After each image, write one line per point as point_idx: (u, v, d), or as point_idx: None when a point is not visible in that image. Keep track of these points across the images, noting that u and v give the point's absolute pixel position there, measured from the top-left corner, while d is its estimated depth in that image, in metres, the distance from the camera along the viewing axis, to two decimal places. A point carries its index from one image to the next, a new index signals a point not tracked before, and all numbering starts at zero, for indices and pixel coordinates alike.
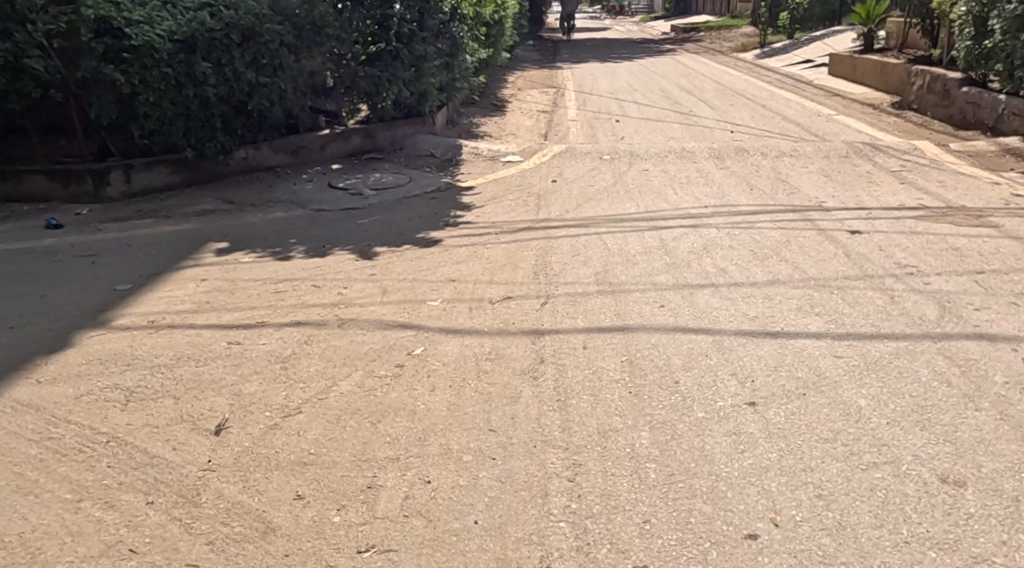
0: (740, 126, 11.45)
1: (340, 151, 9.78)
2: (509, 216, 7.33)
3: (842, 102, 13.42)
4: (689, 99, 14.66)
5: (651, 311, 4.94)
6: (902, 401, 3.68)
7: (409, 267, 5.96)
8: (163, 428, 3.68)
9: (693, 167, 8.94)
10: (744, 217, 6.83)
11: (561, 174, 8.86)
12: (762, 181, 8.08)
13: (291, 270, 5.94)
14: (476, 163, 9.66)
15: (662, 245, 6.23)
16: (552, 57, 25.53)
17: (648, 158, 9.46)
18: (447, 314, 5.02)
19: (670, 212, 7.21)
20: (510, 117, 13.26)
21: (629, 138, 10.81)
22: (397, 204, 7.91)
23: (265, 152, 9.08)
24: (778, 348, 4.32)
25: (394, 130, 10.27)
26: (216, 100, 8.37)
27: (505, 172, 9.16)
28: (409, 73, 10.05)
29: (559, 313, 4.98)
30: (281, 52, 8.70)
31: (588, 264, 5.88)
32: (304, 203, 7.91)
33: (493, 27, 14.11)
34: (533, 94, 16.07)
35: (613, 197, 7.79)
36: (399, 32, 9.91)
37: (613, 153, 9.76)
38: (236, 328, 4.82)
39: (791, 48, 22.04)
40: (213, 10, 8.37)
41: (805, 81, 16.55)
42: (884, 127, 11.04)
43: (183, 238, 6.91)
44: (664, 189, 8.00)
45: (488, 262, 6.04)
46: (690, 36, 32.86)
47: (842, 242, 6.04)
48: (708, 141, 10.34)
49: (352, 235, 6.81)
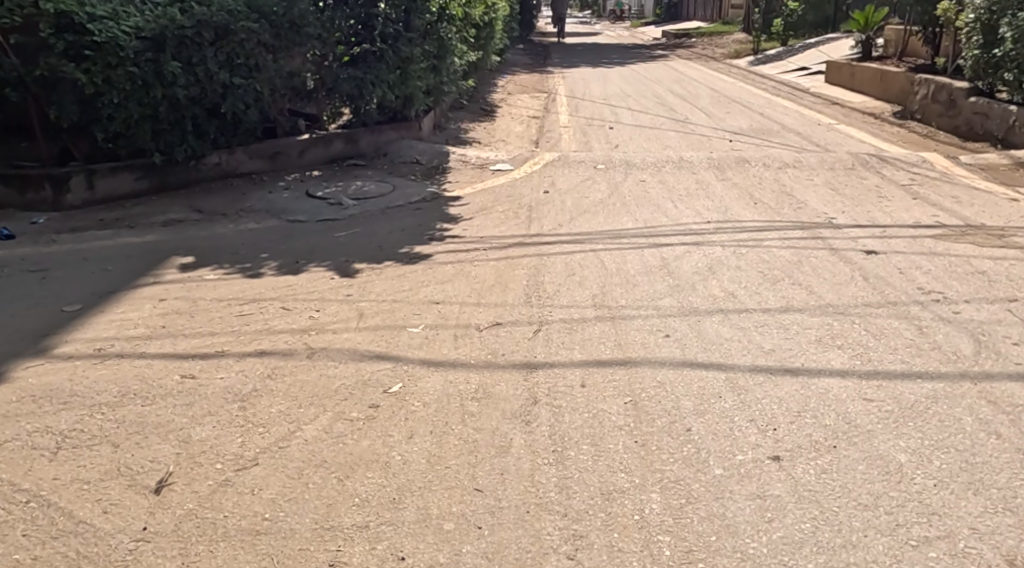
0: (739, 135, 11.02)
1: (320, 157, 9.27)
2: (498, 230, 6.86)
3: (842, 111, 13.03)
4: (684, 106, 14.24)
5: (655, 341, 4.47)
6: (949, 456, 3.22)
7: (389, 287, 5.47)
8: (95, 484, 3.18)
9: (691, 178, 8.49)
10: (751, 235, 6.39)
11: (554, 184, 8.39)
12: (767, 195, 7.63)
13: (259, 289, 5.43)
14: (464, 171, 9.17)
15: (664, 264, 5.76)
16: (543, 62, 25.08)
17: (645, 167, 9.01)
18: (430, 343, 4.52)
19: (670, 227, 6.75)
20: (499, 122, 12.79)
21: (623, 146, 10.36)
22: (379, 215, 7.40)
23: (240, 158, 8.56)
24: (800, 389, 3.85)
25: (378, 135, 9.77)
26: (186, 102, 7.84)
27: (495, 181, 8.68)
28: (394, 75, 9.56)
29: (553, 343, 4.50)
30: (258, 52, 8.18)
31: (584, 285, 5.41)
32: (280, 214, 7.40)
33: (483, 29, 13.64)
34: (523, 100, 15.62)
35: (608, 210, 7.32)
36: (384, 32, 9.42)
37: (609, 162, 9.30)
38: (191, 359, 4.30)
39: (786, 55, 21.70)
40: (184, 7, 7.86)
41: (802, 89, 16.17)
42: (888, 137, 10.63)
43: (145, 251, 6.38)
44: (663, 202, 7.54)
45: (475, 282, 5.55)
46: (682, 41, 32.49)
47: (858, 264, 5.59)
48: (707, 150, 9.90)
49: (328, 250, 6.30)
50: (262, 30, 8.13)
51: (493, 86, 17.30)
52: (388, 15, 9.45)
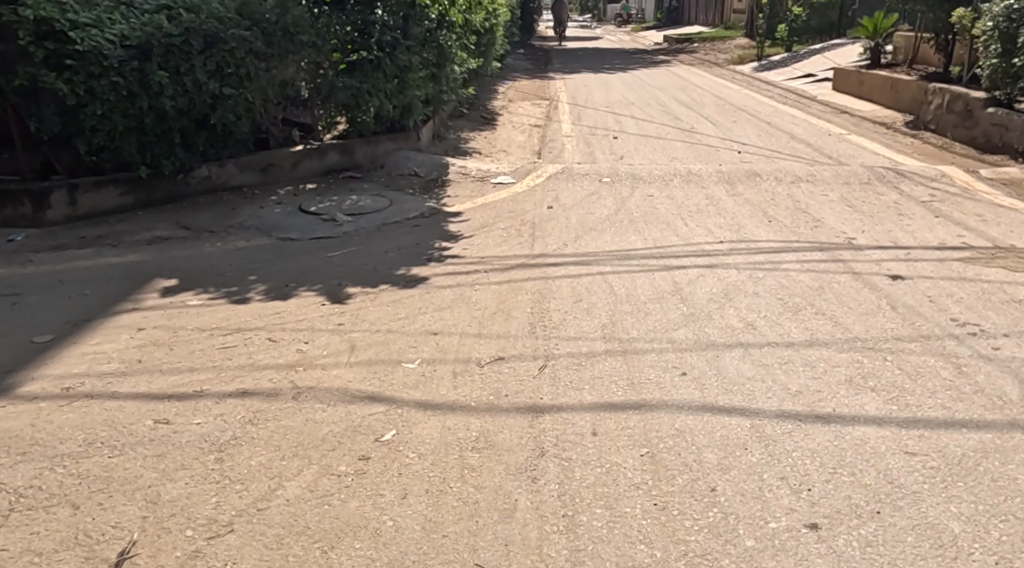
0: (747, 146, 10.67)
1: (314, 169, 8.93)
2: (500, 249, 6.52)
3: (852, 121, 12.70)
4: (689, 114, 13.90)
5: (671, 380, 4.12)
6: (1008, 527, 2.89)
7: (384, 315, 5.12)
8: (49, 556, 2.83)
9: (701, 193, 8.15)
10: (767, 257, 6.05)
11: (559, 199, 8.05)
12: (781, 212, 7.29)
13: (245, 317, 5.08)
14: (464, 184, 8.83)
15: (677, 290, 5.42)
16: (544, 67, 24.74)
17: (652, 181, 8.67)
18: (427, 381, 4.17)
19: (682, 247, 6.41)
20: (500, 131, 12.46)
21: (629, 157, 10.02)
22: (375, 232, 7.06)
23: (230, 171, 8.22)
24: (832, 440, 3.51)
25: (375, 146, 9.44)
26: (174, 113, 7.51)
27: (497, 195, 8.35)
28: (392, 84, 9.23)
29: (561, 381, 4.15)
30: (249, 60, 7.85)
31: (592, 314, 5.07)
32: (271, 231, 7.07)
33: (483, 36, 13.32)
34: (524, 107, 15.27)
35: (615, 228, 6.98)
36: (381, 40, 9.09)
37: (614, 175, 8.96)
38: (166, 400, 3.94)
39: (790, 61, 21.38)
40: (172, 13, 7.54)
41: (809, 97, 15.84)
42: (902, 149, 10.31)
43: (127, 272, 6.03)
44: (673, 219, 7.21)
45: (477, 309, 5.21)
46: (684, 47, 32.18)
47: (884, 291, 5.25)
48: (716, 163, 9.56)
49: (320, 273, 5.96)
50: (253, 38, 7.80)
51: (492, 93, 16.94)
52: (385, 22, 9.12)
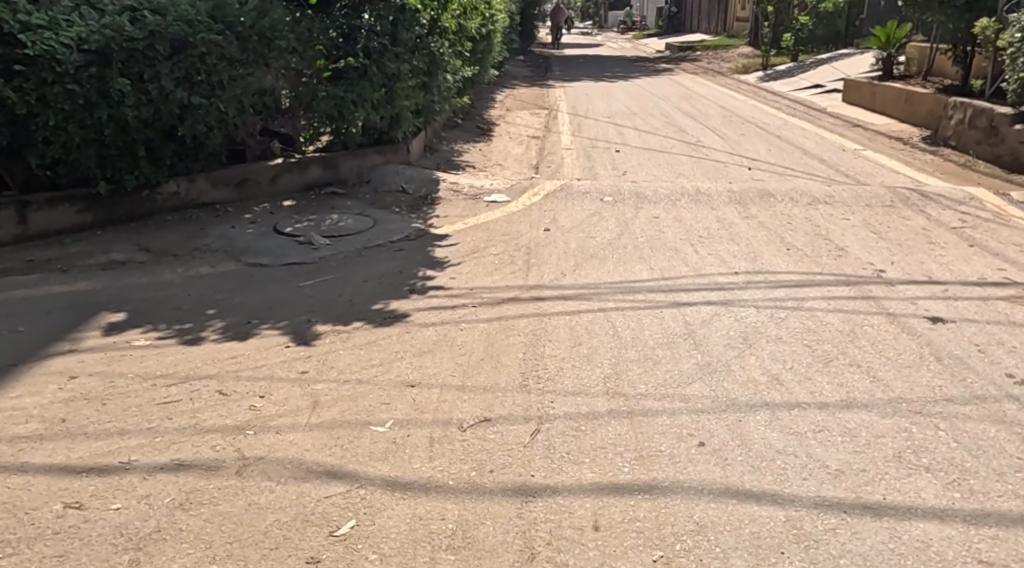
0: (758, 162, 10.05)
1: (294, 185, 8.31)
2: (492, 279, 5.89)
3: (865, 135, 12.09)
4: (694, 126, 13.29)
5: (686, 451, 3.49)
6: None
7: (356, 360, 4.48)
8: None
9: (711, 214, 7.53)
10: (787, 292, 5.42)
11: (557, 221, 7.43)
12: (800, 238, 6.67)
13: (196, 362, 4.44)
14: (455, 202, 8.21)
15: (689, 333, 4.79)
16: (543, 75, 24.16)
17: (657, 201, 8.04)
18: (398, 451, 3.53)
19: (692, 279, 5.78)
20: (496, 142, 11.84)
21: (632, 174, 9.39)
22: (354, 258, 6.42)
23: (201, 186, 7.59)
24: (888, 542, 2.87)
25: (361, 160, 8.81)
26: (137, 124, 6.88)
27: (490, 216, 7.73)
28: (379, 94, 8.61)
29: (556, 451, 3.51)
30: (221, 67, 7.23)
31: (593, 362, 4.43)
32: (240, 254, 6.43)
33: (479, 43, 12.73)
34: (522, 117, 14.66)
35: (620, 256, 6.35)
36: (367, 46, 8.48)
37: (617, 194, 8.34)
38: (84, 475, 3.31)
39: (797, 71, 20.81)
40: (136, 16, 6.93)
41: (818, 109, 15.25)
42: (923, 167, 9.69)
43: (72, 303, 5.40)
44: (682, 245, 6.58)
45: (462, 355, 4.57)
46: (686, 55, 31.58)
47: (925, 337, 4.62)
48: (725, 181, 8.94)
49: (288, 307, 5.32)
50: (226, 43, 7.18)
51: (489, 101, 16.33)
52: (372, 27, 8.50)
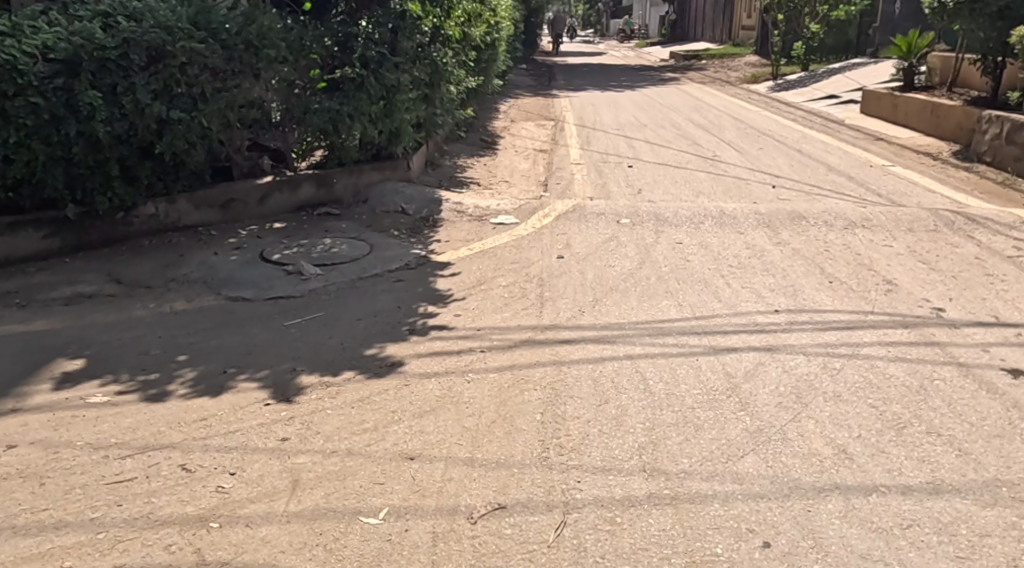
0: (781, 179, 9.43)
1: (284, 205, 7.69)
2: (502, 317, 5.25)
3: (891, 149, 11.47)
4: (708, 139, 12.69)
5: (749, 556, 2.85)
6: None
7: (347, 423, 3.84)
8: None
9: (739, 239, 6.90)
10: (839, 337, 4.78)
11: (572, 247, 6.80)
12: (842, 269, 6.04)
13: (159, 425, 3.80)
14: (460, 224, 7.57)
15: (733, 388, 4.16)
16: (548, 84, 23.58)
17: (679, 224, 7.42)
18: (396, 553, 2.89)
19: (728, 317, 5.15)
20: (502, 156, 11.23)
21: (649, 193, 8.77)
22: (348, 290, 5.79)
23: (182, 208, 6.97)
24: None
25: (357, 177, 8.19)
26: (110, 141, 6.25)
27: (498, 240, 7.09)
28: (377, 107, 7.98)
29: (589, 555, 2.87)
30: (203, 79, 6.60)
31: (624, 427, 3.79)
32: (221, 286, 5.80)
33: (484, 52, 12.13)
34: (528, 129, 14.05)
35: (644, 289, 5.72)
36: (365, 55, 7.86)
37: (635, 215, 7.71)
38: None
39: (809, 82, 20.24)
40: (109, 22, 6.34)
41: (836, 121, 14.65)
42: (959, 185, 9.07)
43: (25, 345, 4.77)
44: (713, 276, 5.95)
45: (471, 416, 3.93)
46: (692, 64, 31.02)
47: (1010, 396, 3.98)
48: (749, 200, 8.32)
49: (269, 353, 4.68)
50: (209, 52, 6.56)
51: (493, 112, 15.71)
52: (370, 35, 7.88)
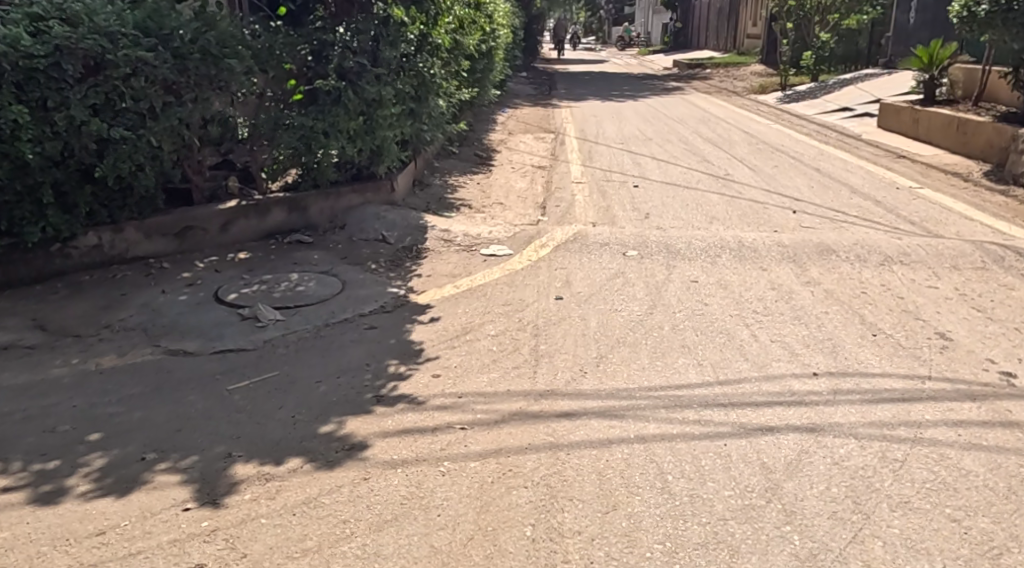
0: (802, 203, 8.62)
1: (249, 232, 6.87)
2: (488, 380, 4.41)
3: (917, 169, 10.66)
4: (719, 155, 11.88)
5: None
6: None
7: (282, 542, 3.01)
8: None
9: (762, 277, 6.08)
10: (895, 413, 3.94)
11: (572, 285, 5.97)
12: (885, 317, 5.21)
13: (40, 543, 2.99)
14: (447, 255, 6.75)
15: (772, 488, 3.33)
16: (548, 93, 22.78)
17: (693, 257, 6.60)
18: None
19: (757, 383, 4.32)
20: (497, 174, 10.42)
21: (658, 219, 7.95)
22: (310, 341, 4.95)
23: (131, 237, 6.15)
24: None
25: (334, 201, 7.38)
26: (41, 163, 5.46)
27: (489, 276, 6.26)
28: (356, 123, 7.16)
29: None
30: (152, 92, 5.80)
31: (637, 552, 2.97)
32: (162, 333, 4.98)
33: (479, 61, 11.34)
34: (526, 142, 13.24)
35: (656, 343, 4.89)
36: (342, 65, 7.04)
37: (643, 246, 6.88)
38: None
39: (820, 93, 19.46)
40: (40, 27, 5.50)
41: (852, 136, 13.84)
42: (1000, 211, 8.25)
43: None
44: (736, 325, 5.12)
45: (446, 528, 3.11)
46: (696, 73, 30.23)
47: None
48: (769, 229, 7.51)
49: (204, 429, 3.85)
50: (158, 61, 5.76)
51: (489, 124, 14.89)
52: (348, 43, 7.05)
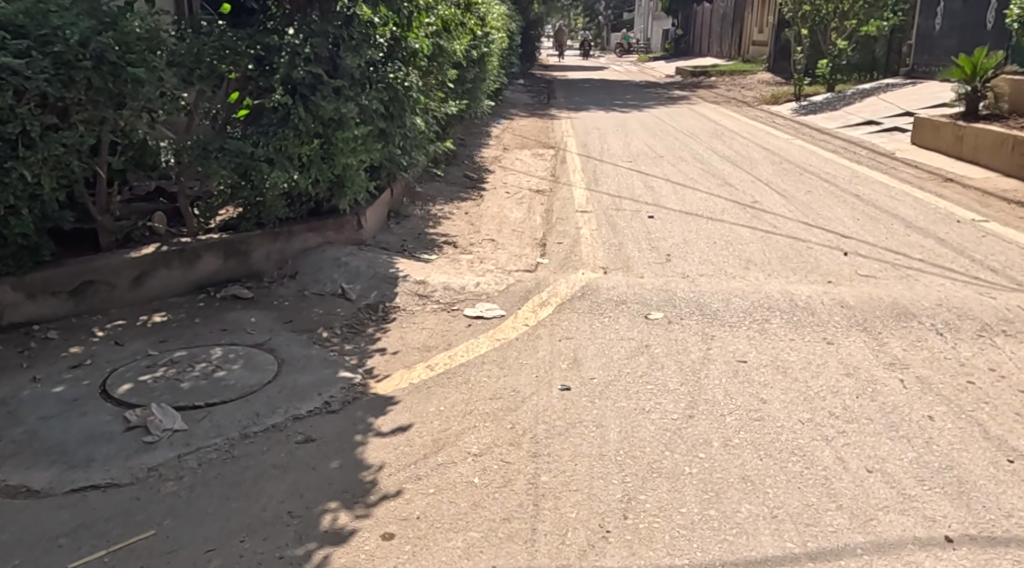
0: (852, 242, 7.23)
1: (171, 285, 5.47)
2: (464, 546, 2.99)
3: (973, 196, 9.28)
4: (740, 177, 10.50)
5: None
6: None
7: None
8: None
9: (829, 355, 4.67)
10: None
11: (583, 368, 4.55)
12: (1017, 429, 3.79)
13: None
14: (423, 317, 5.33)
15: None
16: (546, 102, 21.41)
17: (735, 321, 5.19)
18: None
19: (865, 558, 2.89)
20: (489, 199, 9.02)
21: (683, 265, 6.55)
22: (216, 466, 3.52)
23: (7, 299, 4.77)
24: None
25: (283, 243, 5.98)
26: None
27: (474, 350, 4.84)
28: (310, 148, 5.74)
29: None
30: (24, 113, 4.39)
31: None
32: (8, 452, 3.56)
33: (469, 69, 9.93)
34: (523, 159, 11.85)
35: (706, 471, 3.47)
36: (290, 77, 5.60)
37: (669, 305, 5.47)
38: None
39: (840, 104, 18.09)
40: None
41: (885, 154, 12.47)
42: None
43: None
44: (810, 440, 3.71)
45: None
46: (700, 81, 28.88)
47: None
48: (822, 279, 6.12)
49: None
50: (30, 73, 4.35)
51: (481, 138, 13.49)
52: (298, 49, 5.61)
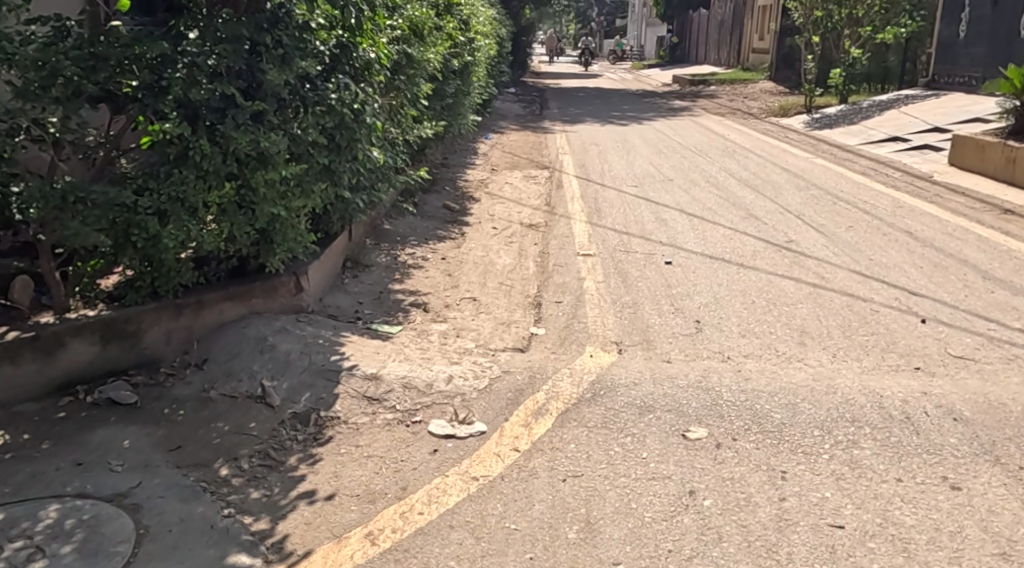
0: (925, 303, 5.75)
1: (21, 387, 3.92)
2: None
3: None
4: (766, 207, 9.03)
5: None
6: None
7: None
8: None
9: (961, 515, 3.17)
10: None
11: (600, 541, 3.02)
12: None
13: None
14: (372, 436, 3.79)
15: None
16: (538, 113, 19.95)
17: (810, 445, 3.68)
18: None
19: None
20: (471, 238, 7.51)
21: (719, 339, 5.05)
22: None
23: None
24: None
25: (189, 320, 4.42)
26: None
27: (440, 499, 3.31)
28: (221, 194, 4.21)
29: None
30: None
31: None
32: None
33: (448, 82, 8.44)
34: (513, 183, 10.34)
35: None
36: (192, 98, 4.07)
37: (714, 414, 3.96)
38: None
39: (857, 116, 16.67)
40: None
41: (923, 176, 11.04)
42: None
43: None
44: None
45: None
46: (700, 90, 27.46)
47: None
48: (907, 364, 4.63)
49: None
50: None
51: (468, 157, 12.01)
52: (202, 59, 4.09)
